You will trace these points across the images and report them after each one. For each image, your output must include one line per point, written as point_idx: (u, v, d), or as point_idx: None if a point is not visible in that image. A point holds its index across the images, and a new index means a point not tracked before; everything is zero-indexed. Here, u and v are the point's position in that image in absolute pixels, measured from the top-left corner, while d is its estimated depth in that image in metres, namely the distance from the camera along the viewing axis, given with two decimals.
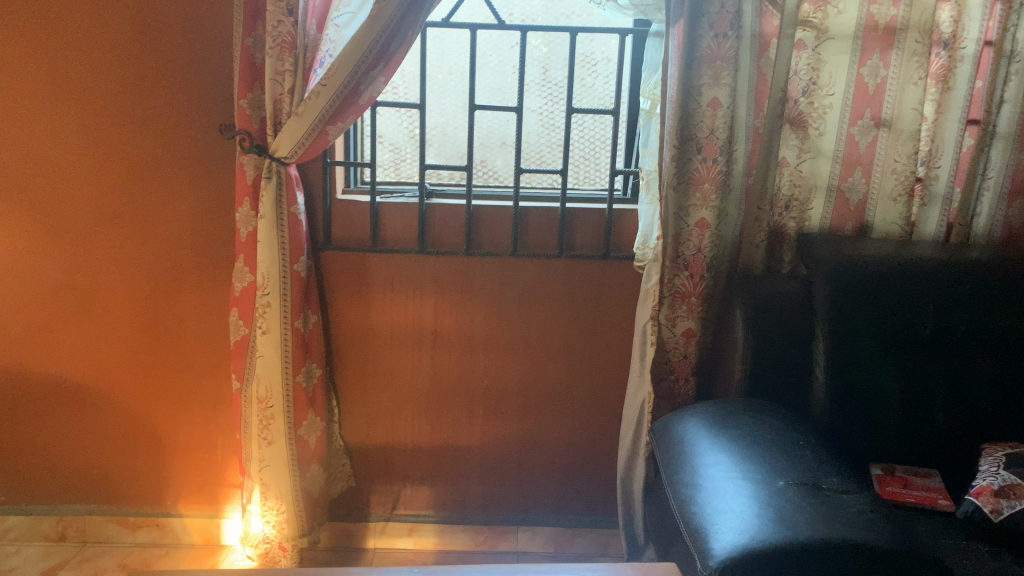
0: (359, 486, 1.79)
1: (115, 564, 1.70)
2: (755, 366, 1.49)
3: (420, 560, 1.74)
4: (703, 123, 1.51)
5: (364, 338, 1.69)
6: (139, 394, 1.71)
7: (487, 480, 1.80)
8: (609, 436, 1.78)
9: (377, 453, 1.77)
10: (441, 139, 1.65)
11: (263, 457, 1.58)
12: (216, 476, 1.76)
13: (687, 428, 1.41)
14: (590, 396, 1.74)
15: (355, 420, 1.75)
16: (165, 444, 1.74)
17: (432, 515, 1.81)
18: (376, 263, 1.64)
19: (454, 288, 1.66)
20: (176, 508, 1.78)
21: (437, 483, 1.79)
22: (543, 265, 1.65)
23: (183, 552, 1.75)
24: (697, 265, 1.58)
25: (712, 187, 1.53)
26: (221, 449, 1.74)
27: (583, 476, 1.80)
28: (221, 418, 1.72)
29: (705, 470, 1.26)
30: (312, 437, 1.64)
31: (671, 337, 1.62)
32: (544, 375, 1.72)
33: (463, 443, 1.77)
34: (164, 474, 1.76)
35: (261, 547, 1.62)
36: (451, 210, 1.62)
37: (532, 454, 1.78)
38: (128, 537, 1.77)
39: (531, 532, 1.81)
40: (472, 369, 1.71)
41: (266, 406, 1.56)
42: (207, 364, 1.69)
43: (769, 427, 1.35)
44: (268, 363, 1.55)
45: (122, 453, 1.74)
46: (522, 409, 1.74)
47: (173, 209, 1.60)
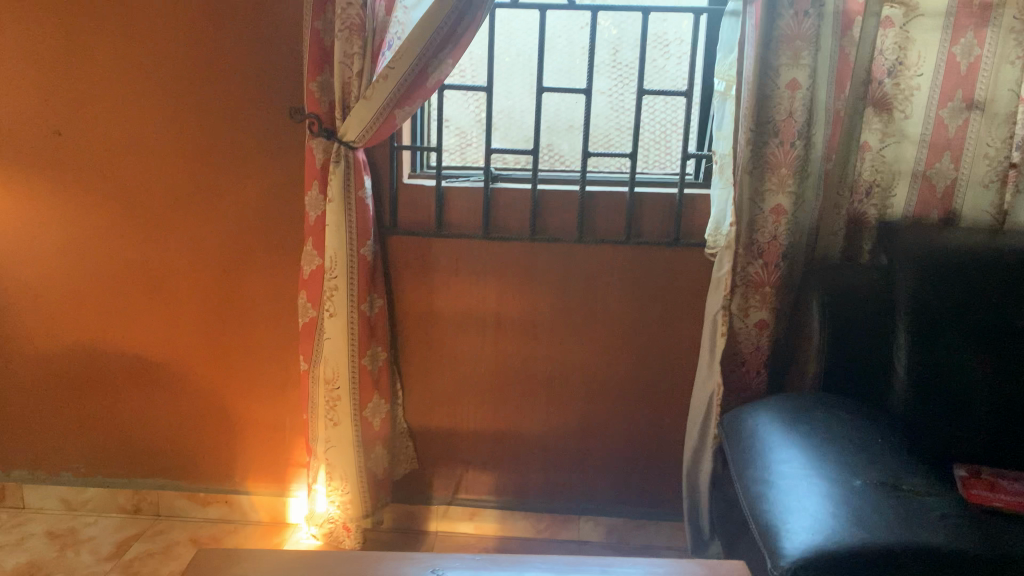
0: (421, 470, 1.80)
1: (186, 538, 1.74)
2: (832, 359, 1.43)
3: (481, 545, 1.73)
4: (781, 105, 1.45)
5: (428, 322, 1.69)
6: (210, 373, 1.74)
7: (549, 468, 1.78)
8: (675, 427, 1.73)
9: (439, 438, 1.77)
10: (507, 122, 1.63)
11: (329, 438, 1.60)
12: (283, 455, 1.79)
13: (757, 423, 1.36)
14: (656, 386, 1.71)
15: (419, 404, 1.75)
16: (234, 423, 1.77)
17: (493, 501, 1.80)
18: (441, 248, 1.64)
19: (519, 273, 1.64)
20: (244, 485, 1.81)
21: (499, 469, 1.78)
22: (611, 251, 1.62)
23: (250, 529, 1.79)
24: (772, 253, 1.52)
25: (790, 171, 1.48)
26: (288, 429, 1.77)
27: (647, 467, 1.77)
28: (288, 399, 1.75)
29: (776, 467, 1.21)
30: (376, 419, 1.65)
31: (743, 327, 1.57)
32: (609, 363, 1.69)
33: (526, 430, 1.75)
34: (233, 453, 1.79)
35: (325, 526, 1.66)
36: (517, 194, 1.60)
37: (595, 443, 1.75)
38: (198, 512, 1.82)
39: (593, 521, 1.79)
40: (536, 356, 1.70)
41: (332, 387, 1.57)
42: (275, 346, 1.71)
43: (845, 424, 1.29)
44: (336, 345, 1.55)
45: (193, 430, 1.78)
46: (586, 397, 1.72)
47: (245, 192, 1.62)
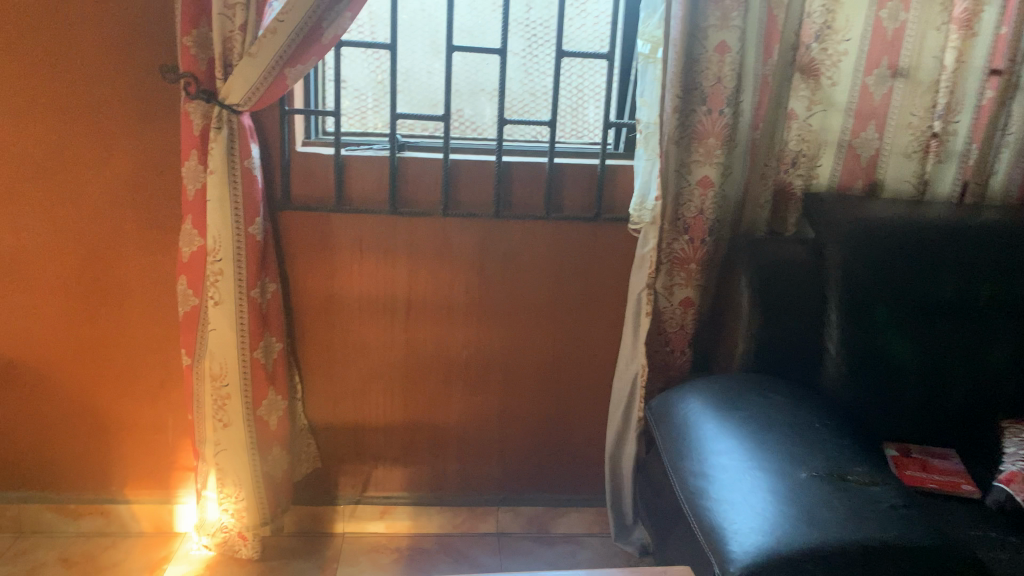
0: (326, 467, 1.65)
1: (55, 558, 1.53)
2: (761, 339, 1.36)
3: (393, 546, 1.61)
4: (709, 70, 1.35)
5: (329, 308, 1.53)
6: (77, 370, 1.53)
7: (465, 459, 1.67)
8: (597, 411, 1.65)
9: (345, 432, 1.62)
10: (414, 86, 1.48)
11: (219, 440, 1.43)
12: (168, 458, 1.60)
13: (688, 409, 1.28)
14: (576, 369, 1.61)
15: (320, 397, 1.59)
16: (108, 425, 1.56)
17: (405, 497, 1.68)
18: (342, 225, 1.47)
19: (429, 252, 1.50)
20: (123, 493, 1.61)
21: (411, 462, 1.66)
22: (529, 227, 1.50)
23: (132, 542, 1.59)
24: (698, 229, 1.44)
25: (718, 141, 1.38)
26: (172, 429, 1.58)
27: (569, 454, 1.68)
28: (171, 396, 1.55)
29: (714, 459, 1.13)
30: (272, 418, 1.50)
31: (668, 307, 1.49)
32: (528, 346, 1.59)
33: (438, 421, 1.63)
34: (109, 458, 1.59)
35: (218, 535, 1.50)
36: (425, 164, 1.45)
37: (513, 431, 1.65)
38: (69, 526, 1.60)
39: (513, 512, 1.69)
40: (450, 342, 1.57)
41: (220, 384, 1.40)
42: (152, 338, 1.51)
43: (780, 406, 1.22)
44: (222, 337, 1.38)
45: (59, 434, 1.56)
46: (504, 384, 1.61)
47: (111, 163, 1.40)
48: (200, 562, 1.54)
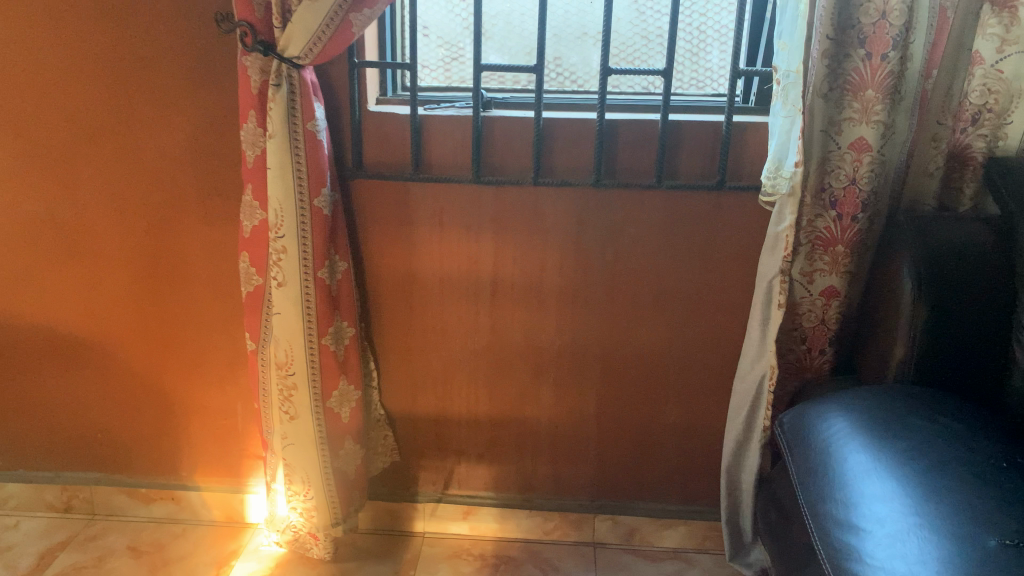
0: (404, 461, 1.50)
1: (124, 545, 1.45)
2: (925, 344, 1.09)
3: (476, 551, 1.47)
4: (872, 3, 1.06)
5: (406, 288, 1.36)
6: (143, 348, 1.42)
7: (556, 460, 1.48)
8: (713, 413, 1.41)
9: (425, 424, 1.46)
10: (504, 31, 1.27)
11: (286, 433, 1.30)
12: (237, 446, 1.48)
13: (830, 433, 1.03)
14: (689, 364, 1.38)
15: (397, 386, 1.43)
16: (176, 408, 1.46)
17: (490, 498, 1.51)
18: (419, 195, 1.28)
19: (519, 227, 1.30)
20: (193, 480, 1.52)
21: (497, 461, 1.48)
22: (636, 198, 1.26)
23: (202, 531, 1.50)
24: (849, 203, 1.16)
25: (878, 94, 1.10)
26: (241, 416, 1.46)
27: (678, 459, 1.46)
28: (240, 381, 1.43)
29: (865, 512, 0.89)
30: (344, 410, 1.34)
31: (806, 298, 1.23)
32: (632, 336, 1.36)
33: (527, 418, 1.44)
34: (177, 443, 1.49)
35: (288, 533, 1.39)
36: (514, 124, 1.23)
37: (615, 431, 1.44)
38: (141, 510, 1.53)
39: (611, 520, 1.50)
40: (541, 328, 1.37)
41: (286, 373, 1.26)
42: (217, 317, 1.38)
43: (951, 438, 0.96)
44: (287, 322, 1.23)
45: (128, 415, 1.47)
46: (603, 379, 1.40)
47: (168, 126, 1.26)
48: (269, 560, 1.43)
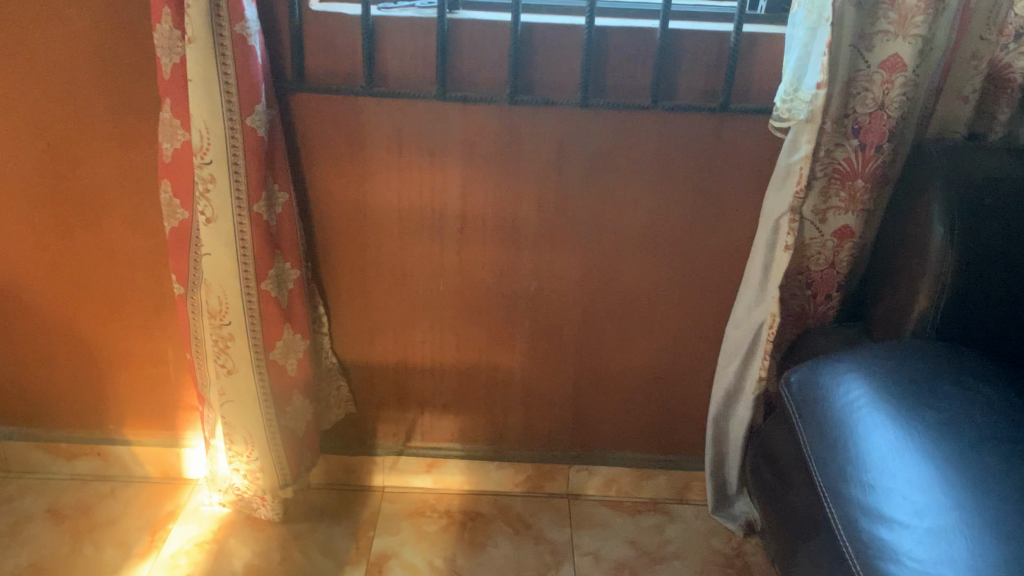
0: (361, 412, 1.35)
1: (44, 509, 1.30)
2: (953, 298, 0.97)
3: (442, 507, 1.36)
4: None
5: (361, 221, 1.17)
6: (52, 291, 1.22)
7: (529, 410, 1.35)
8: (702, 360, 1.29)
9: (383, 373, 1.31)
10: None
11: (224, 389, 1.13)
12: (170, 397, 1.32)
13: (851, 400, 0.90)
14: (678, 308, 1.24)
15: (351, 331, 1.27)
16: (95, 357, 1.28)
17: (457, 450, 1.39)
18: (373, 114, 1.09)
19: (491, 154, 1.11)
20: (122, 433, 1.36)
21: (463, 411, 1.35)
22: (627, 120, 1.09)
23: (134, 490, 1.35)
24: (874, 131, 1.00)
25: (920, 3, 0.93)
26: (172, 364, 1.28)
27: (662, 408, 1.34)
28: (169, 326, 1.25)
29: (898, 502, 0.77)
30: (291, 362, 1.18)
31: (816, 238, 1.09)
32: (617, 278, 1.21)
33: (497, 365, 1.30)
34: (101, 394, 1.32)
35: (231, 493, 1.25)
36: (487, 29, 1.03)
37: (594, 380, 1.31)
38: (63, 467, 1.37)
39: (587, 471, 1.39)
40: (515, 269, 1.21)
41: (221, 323, 1.08)
42: (137, 254, 1.19)
43: (994, 420, 0.84)
44: (219, 264, 1.04)
45: (39, 364, 1.29)
46: (583, 324, 1.26)
47: (61, 26, 1.02)
48: (211, 522, 1.29)
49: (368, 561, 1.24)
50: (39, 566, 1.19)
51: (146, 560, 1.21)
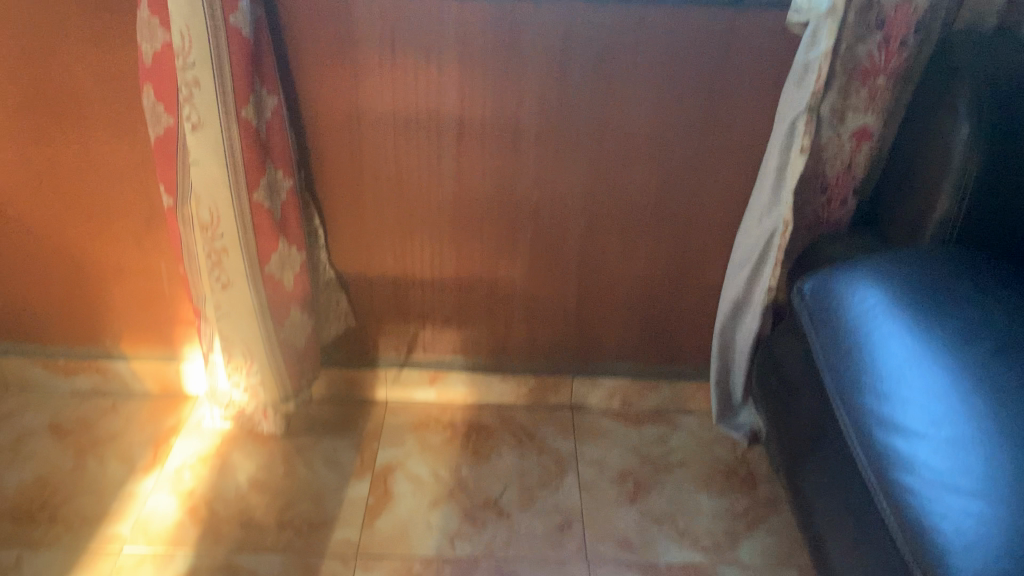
0: (361, 325, 1.33)
1: (45, 425, 1.29)
2: (975, 201, 0.92)
3: (445, 420, 1.36)
4: None
5: (355, 128, 1.12)
6: (37, 205, 1.18)
7: (532, 322, 1.32)
8: (709, 270, 1.26)
9: (383, 286, 1.28)
10: None
11: (219, 303, 1.09)
12: (166, 312, 1.29)
13: (866, 308, 0.87)
14: (686, 216, 1.20)
15: (348, 244, 1.23)
16: (87, 271, 1.25)
17: (460, 362, 1.37)
18: (364, 12, 1.02)
19: (489, 54, 1.05)
20: (119, 349, 1.34)
21: (465, 325, 1.32)
22: (636, 15, 1.02)
23: (135, 406, 1.34)
24: (898, 24, 0.95)
25: None
26: (166, 279, 1.25)
27: (669, 319, 1.32)
28: (161, 240, 1.21)
29: (913, 411, 0.75)
30: (287, 275, 1.15)
31: (832, 140, 1.05)
32: (623, 186, 1.17)
33: (499, 278, 1.26)
34: (95, 310, 1.29)
35: (232, 409, 1.24)
36: None
37: (598, 292, 1.28)
38: (62, 384, 1.36)
39: (591, 383, 1.38)
40: (516, 178, 1.16)
41: (213, 236, 1.04)
42: (122, 165, 1.14)
43: (1015, 327, 0.81)
44: (208, 174, 1.00)
45: (30, 280, 1.26)
46: (587, 234, 1.22)
47: None
48: (213, 437, 1.29)
49: (373, 473, 1.24)
50: (44, 480, 1.19)
51: (150, 475, 1.21)
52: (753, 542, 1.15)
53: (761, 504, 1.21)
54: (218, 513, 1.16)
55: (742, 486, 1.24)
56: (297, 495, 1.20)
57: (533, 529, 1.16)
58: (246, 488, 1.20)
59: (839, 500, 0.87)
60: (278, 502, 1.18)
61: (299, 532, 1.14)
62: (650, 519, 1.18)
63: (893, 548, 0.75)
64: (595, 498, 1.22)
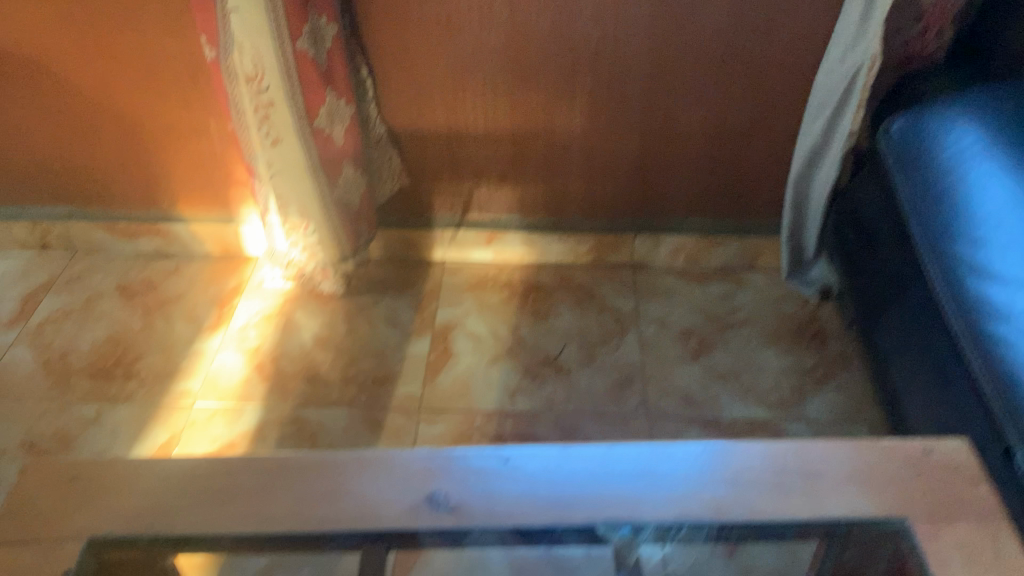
0: (415, 185, 1.29)
1: (113, 286, 1.32)
2: None
3: (503, 280, 1.34)
4: None
5: None
6: (79, 66, 1.14)
7: (592, 178, 1.27)
8: (784, 116, 1.17)
9: (437, 143, 1.23)
10: None
11: (272, 161, 1.07)
12: (220, 173, 1.27)
13: (961, 149, 0.80)
14: (763, 57, 1.09)
15: (399, 97, 1.17)
16: (137, 133, 1.23)
17: (517, 222, 1.33)
18: None
19: None
20: (177, 211, 1.34)
21: (523, 181, 1.28)
22: None
23: (198, 268, 1.35)
24: None
25: None
26: (217, 138, 1.22)
27: (738, 170, 1.24)
28: (209, 98, 1.17)
29: (1011, 258, 0.70)
30: (337, 131, 1.11)
31: None
32: (695, 25, 1.06)
33: (558, 131, 1.20)
34: (151, 172, 1.28)
35: (292, 270, 1.23)
36: None
37: (663, 143, 1.21)
38: (126, 247, 1.38)
39: (653, 242, 1.34)
40: (578, 20, 1.06)
41: (260, 88, 1.00)
42: (159, 18, 1.07)
43: None
44: (251, 22, 0.93)
45: (83, 144, 1.25)
46: (652, 80, 1.13)
47: None
48: (275, 298, 1.30)
49: (433, 332, 1.24)
50: (116, 339, 1.22)
51: (216, 334, 1.23)
52: (822, 398, 1.12)
53: (830, 360, 1.18)
54: (283, 369, 1.18)
55: (811, 343, 1.20)
56: (359, 352, 1.21)
57: (594, 386, 1.15)
58: (310, 346, 1.22)
59: (917, 355, 0.83)
60: (341, 359, 1.20)
61: (363, 387, 1.15)
62: (714, 376, 1.16)
63: (975, 400, 0.72)
64: (657, 355, 1.20)
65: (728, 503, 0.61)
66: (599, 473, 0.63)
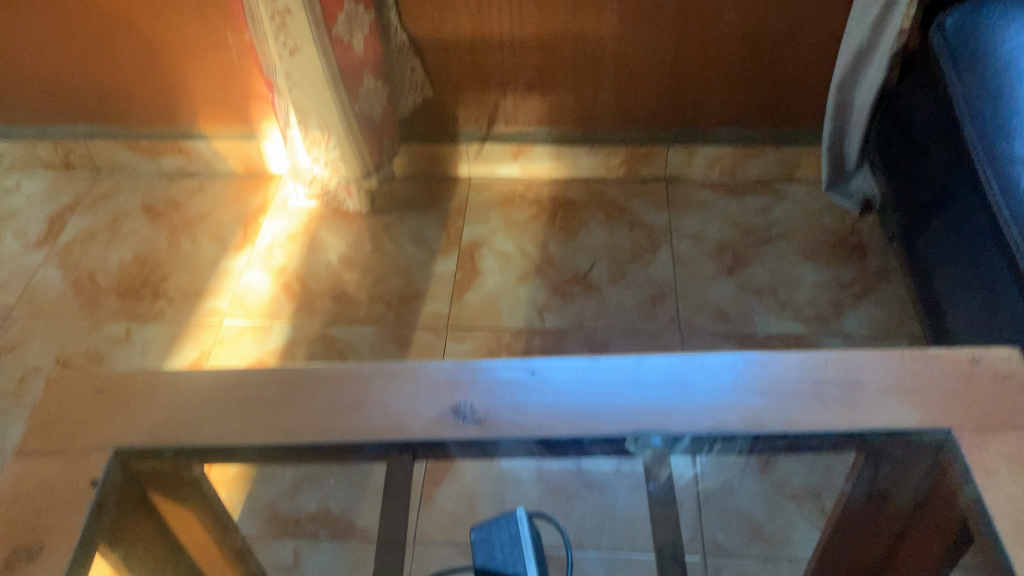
0: (438, 97, 1.25)
1: (138, 206, 1.31)
2: None
3: (531, 196, 1.31)
4: None
5: None
6: None
7: (623, 87, 1.21)
8: (830, 16, 1.09)
9: (460, 52, 1.18)
10: None
11: (290, 73, 1.03)
12: (239, 87, 1.24)
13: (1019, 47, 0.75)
14: None
15: (420, 4, 1.12)
16: (153, 47, 1.19)
17: (544, 135, 1.29)
18: None
19: None
20: (198, 128, 1.32)
21: (551, 92, 1.23)
22: None
23: (221, 186, 1.34)
24: None
25: None
26: (235, 51, 1.19)
27: (778, 74, 1.18)
28: (224, 9, 1.13)
29: None
30: (357, 40, 1.06)
31: None
32: None
33: (589, 37, 1.14)
34: (169, 87, 1.25)
35: (315, 187, 1.22)
36: None
37: (698, 48, 1.15)
38: (150, 165, 1.36)
39: (687, 154, 1.28)
40: None
41: None
42: None
43: None
44: None
45: (100, 60, 1.22)
46: None
47: None
48: (300, 216, 1.28)
49: (460, 250, 1.22)
50: (143, 259, 1.22)
51: (242, 253, 1.22)
52: (860, 313, 1.09)
53: (870, 275, 1.14)
54: (310, 288, 1.17)
55: (850, 257, 1.16)
56: (385, 270, 1.19)
57: (624, 303, 1.13)
58: (336, 265, 1.20)
59: (965, 264, 0.79)
60: (368, 278, 1.18)
61: (390, 305, 1.14)
62: (749, 292, 1.13)
63: None
64: (689, 272, 1.16)
65: (765, 414, 0.59)
66: (629, 385, 0.61)
